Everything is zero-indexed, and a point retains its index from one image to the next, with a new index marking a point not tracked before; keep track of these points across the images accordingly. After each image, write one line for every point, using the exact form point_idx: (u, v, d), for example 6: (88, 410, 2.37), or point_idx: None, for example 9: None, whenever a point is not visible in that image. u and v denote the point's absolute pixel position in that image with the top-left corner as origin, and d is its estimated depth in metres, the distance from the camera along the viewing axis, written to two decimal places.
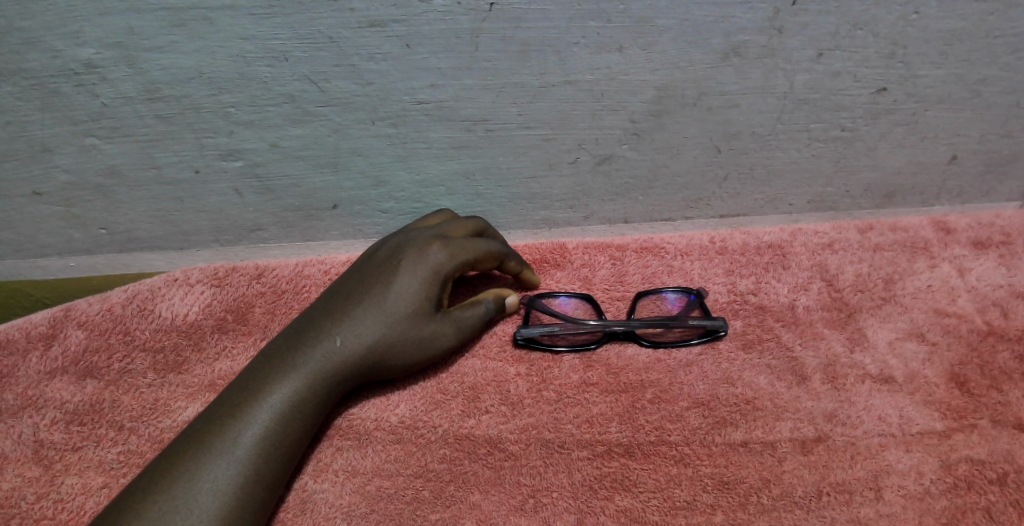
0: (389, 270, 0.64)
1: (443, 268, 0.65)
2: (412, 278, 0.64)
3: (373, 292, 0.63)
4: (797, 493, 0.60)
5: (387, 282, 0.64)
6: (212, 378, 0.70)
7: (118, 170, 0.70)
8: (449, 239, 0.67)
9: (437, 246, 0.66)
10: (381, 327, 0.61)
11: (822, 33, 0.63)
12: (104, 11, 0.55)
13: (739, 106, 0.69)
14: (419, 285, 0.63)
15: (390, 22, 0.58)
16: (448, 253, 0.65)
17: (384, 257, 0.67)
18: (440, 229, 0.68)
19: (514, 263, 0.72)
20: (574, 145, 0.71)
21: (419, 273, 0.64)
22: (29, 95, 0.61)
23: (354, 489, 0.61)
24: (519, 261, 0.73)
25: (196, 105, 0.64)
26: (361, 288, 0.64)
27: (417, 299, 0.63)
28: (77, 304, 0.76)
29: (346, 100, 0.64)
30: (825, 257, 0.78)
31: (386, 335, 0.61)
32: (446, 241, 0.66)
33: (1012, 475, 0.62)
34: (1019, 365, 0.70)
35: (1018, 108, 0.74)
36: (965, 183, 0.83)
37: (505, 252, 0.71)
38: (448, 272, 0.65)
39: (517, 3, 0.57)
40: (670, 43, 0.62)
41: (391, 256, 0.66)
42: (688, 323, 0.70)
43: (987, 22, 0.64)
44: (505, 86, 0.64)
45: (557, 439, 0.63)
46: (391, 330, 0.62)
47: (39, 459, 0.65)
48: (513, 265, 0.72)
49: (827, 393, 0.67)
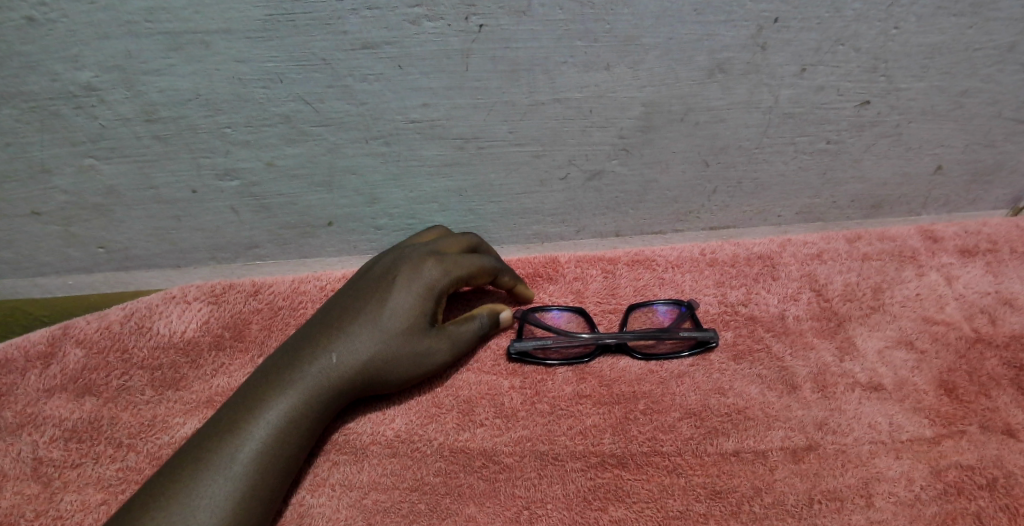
0: (384, 286, 0.65)
1: (438, 284, 0.66)
2: (406, 294, 0.64)
3: (369, 309, 0.64)
4: (788, 501, 0.61)
5: (383, 298, 0.64)
6: (210, 395, 0.70)
7: (116, 191, 0.71)
8: (444, 255, 0.68)
9: (432, 262, 0.66)
10: (376, 343, 0.62)
11: (806, 49, 0.64)
12: (102, 35, 0.57)
13: (726, 121, 0.70)
14: (414, 301, 0.64)
15: (382, 44, 0.59)
16: (442, 270, 0.66)
17: (380, 273, 0.68)
18: (435, 246, 0.69)
19: (508, 278, 0.73)
20: (565, 161, 0.72)
21: (414, 289, 0.65)
22: (28, 118, 0.63)
23: (350, 503, 0.61)
24: (513, 276, 0.74)
25: (193, 126, 0.65)
26: (357, 304, 0.65)
27: (412, 315, 0.64)
28: (76, 321, 0.77)
29: (340, 120, 0.65)
30: (814, 267, 0.80)
31: (382, 351, 0.62)
32: (441, 257, 0.67)
33: (1001, 480, 0.63)
34: (1007, 370, 0.71)
35: (1000, 119, 0.76)
36: (950, 192, 0.85)
37: (499, 268, 0.72)
38: (443, 287, 0.66)
39: (506, 24, 0.59)
40: (657, 61, 0.63)
41: (387, 272, 0.67)
42: (680, 335, 0.71)
43: (966, 36, 0.66)
44: (496, 105, 0.65)
45: (551, 451, 0.64)
46: (386, 346, 0.62)
47: (38, 476, 0.66)
48: (507, 280, 0.73)
49: (817, 401, 0.68)
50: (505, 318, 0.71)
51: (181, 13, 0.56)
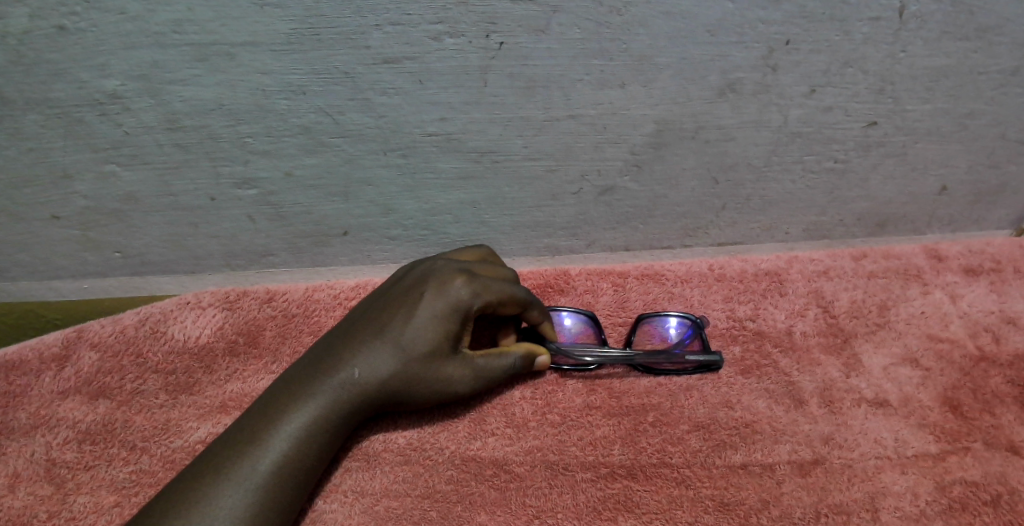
0: (409, 303, 0.65)
1: (464, 304, 0.64)
2: (431, 313, 0.64)
3: (394, 324, 0.64)
4: (796, 514, 0.62)
5: (408, 314, 0.64)
6: (223, 400, 0.71)
7: (135, 197, 0.72)
8: (473, 274, 0.66)
9: (460, 281, 0.65)
10: (397, 362, 0.62)
11: (814, 71, 0.66)
12: (130, 45, 0.58)
13: (735, 139, 0.72)
14: (437, 320, 0.63)
15: (404, 59, 0.61)
16: (471, 290, 0.64)
17: (408, 285, 0.68)
18: (465, 265, 0.68)
19: (536, 312, 0.70)
20: (577, 176, 0.73)
21: (440, 307, 0.64)
22: (53, 123, 0.64)
23: (362, 509, 0.62)
24: (541, 309, 0.71)
25: (214, 135, 0.66)
26: (383, 318, 0.65)
27: (435, 335, 0.63)
28: (90, 325, 0.77)
29: (359, 131, 0.67)
30: (820, 284, 0.80)
31: (403, 370, 0.62)
32: (469, 276, 0.66)
33: (1005, 497, 0.64)
34: (1010, 388, 0.72)
35: (1003, 140, 0.77)
36: (955, 211, 0.86)
37: (530, 298, 0.69)
38: (469, 308, 0.64)
39: (525, 42, 0.60)
40: (669, 80, 0.65)
41: (412, 288, 0.66)
42: (685, 359, 0.71)
43: (971, 60, 0.68)
44: (512, 120, 0.67)
45: (562, 461, 0.65)
46: (406, 365, 0.62)
47: (51, 478, 0.67)
48: (535, 315, 0.70)
49: (824, 416, 0.69)
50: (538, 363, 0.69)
51: (207, 25, 0.57)
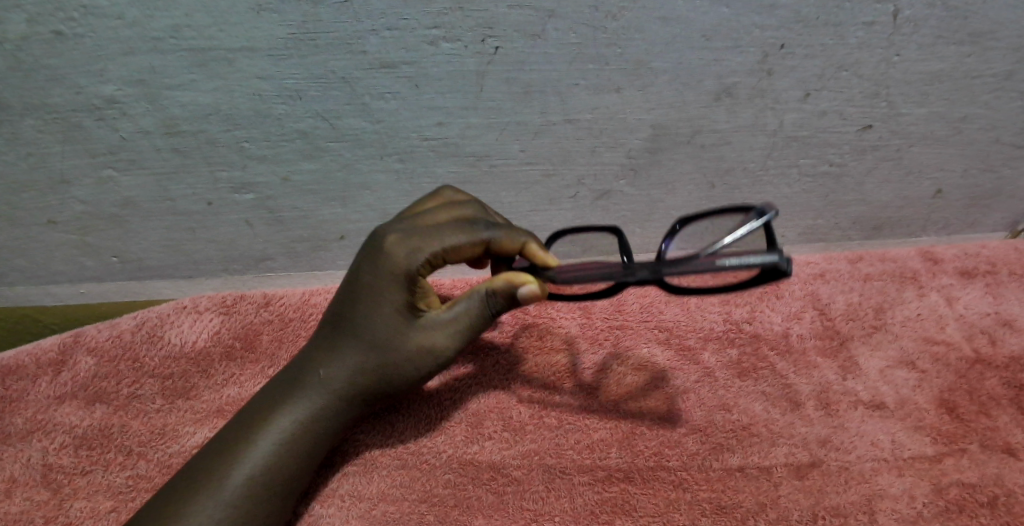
0: (356, 283, 0.60)
1: (404, 268, 0.57)
2: (376, 288, 0.59)
3: (349, 311, 0.61)
4: (793, 517, 0.62)
5: (358, 296, 0.60)
6: (220, 404, 0.71)
7: (133, 202, 0.73)
8: (414, 227, 0.58)
9: (396, 241, 0.58)
10: (360, 356, 0.60)
11: (809, 75, 0.66)
12: (128, 51, 0.58)
13: (731, 143, 0.72)
14: (384, 297, 0.58)
15: (401, 64, 0.61)
16: (408, 248, 0.57)
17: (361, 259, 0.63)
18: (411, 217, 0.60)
19: (506, 237, 0.58)
20: (574, 181, 0.74)
21: (382, 280, 0.58)
22: (51, 128, 0.64)
23: (360, 514, 0.62)
24: (514, 233, 0.58)
25: (212, 140, 0.66)
26: (341, 305, 0.62)
27: (387, 314, 0.59)
28: (87, 330, 0.77)
29: (356, 136, 0.67)
30: (816, 287, 0.81)
31: (367, 362, 0.60)
32: (407, 231, 0.58)
33: (1002, 499, 0.64)
34: (1006, 390, 0.72)
35: (998, 143, 0.78)
36: (950, 214, 0.87)
37: (492, 226, 0.58)
38: (410, 270, 0.57)
39: (522, 47, 0.61)
40: (666, 85, 0.65)
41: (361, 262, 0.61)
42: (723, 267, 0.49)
43: (964, 64, 0.68)
44: (509, 124, 0.67)
45: (559, 465, 0.65)
46: (369, 357, 0.60)
47: (48, 483, 0.66)
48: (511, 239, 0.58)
49: (821, 419, 0.69)
50: (524, 294, 0.56)
51: (206, 31, 0.58)
